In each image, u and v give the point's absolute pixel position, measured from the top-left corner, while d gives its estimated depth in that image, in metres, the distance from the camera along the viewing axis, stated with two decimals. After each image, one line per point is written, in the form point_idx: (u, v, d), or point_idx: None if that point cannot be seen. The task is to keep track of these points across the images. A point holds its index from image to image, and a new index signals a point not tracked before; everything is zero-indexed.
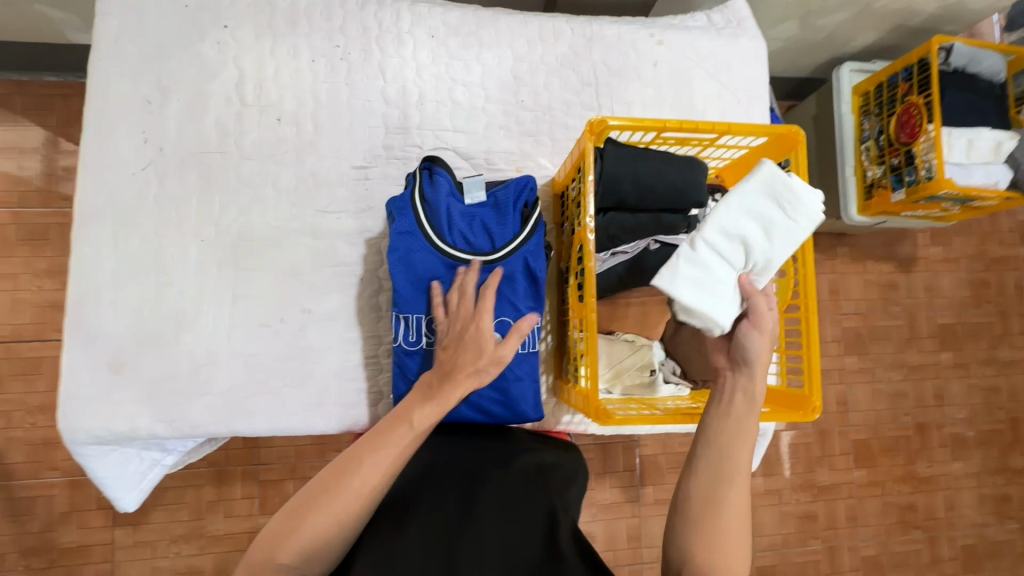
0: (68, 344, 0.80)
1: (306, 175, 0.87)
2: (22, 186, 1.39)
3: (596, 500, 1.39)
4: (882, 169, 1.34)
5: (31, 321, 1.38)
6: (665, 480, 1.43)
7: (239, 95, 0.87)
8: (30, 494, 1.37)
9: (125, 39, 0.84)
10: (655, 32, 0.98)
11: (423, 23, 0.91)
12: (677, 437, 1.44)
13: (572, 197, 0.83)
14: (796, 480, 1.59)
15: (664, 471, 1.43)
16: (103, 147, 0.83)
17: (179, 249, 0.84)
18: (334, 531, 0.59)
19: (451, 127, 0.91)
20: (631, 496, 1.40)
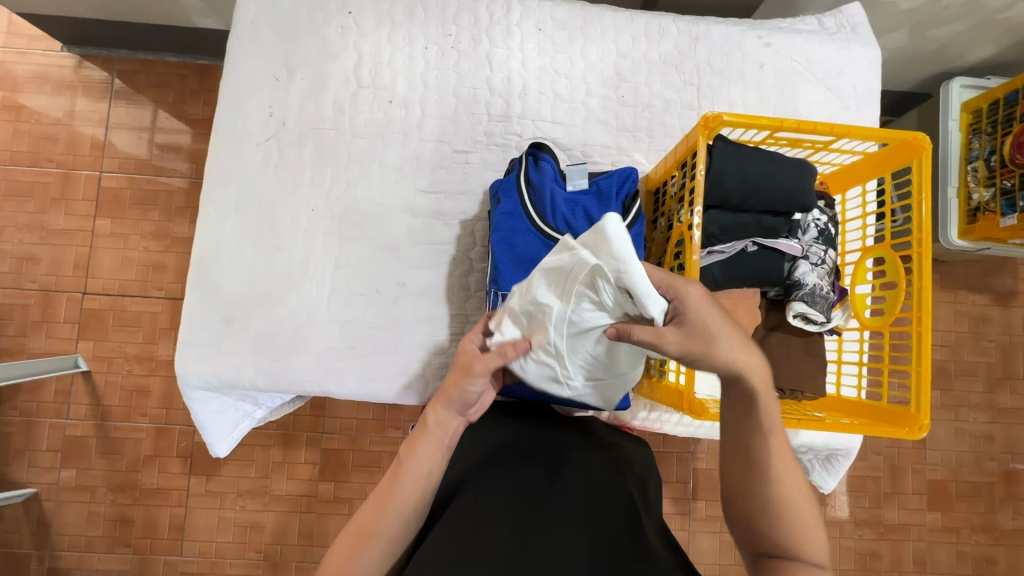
0: (190, 294, 0.88)
1: (410, 156, 0.92)
2: (138, 155, 1.54)
3: None
4: (991, 192, 1.25)
5: (135, 278, 1.52)
6: None
7: (356, 77, 0.92)
8: (121, 435, 1.50)
9: (260, 20, 0.92)
10: (762, 33, 0.96)
11: (531, 16, 0.94)
12: None
13: (671, 193, 0.83)
14: (860, 515, 1.50)
15: None
16: (235, 118, 0.90)
17: (292, 217, 0.90)
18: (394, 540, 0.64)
19: (551, 118, 0.93)
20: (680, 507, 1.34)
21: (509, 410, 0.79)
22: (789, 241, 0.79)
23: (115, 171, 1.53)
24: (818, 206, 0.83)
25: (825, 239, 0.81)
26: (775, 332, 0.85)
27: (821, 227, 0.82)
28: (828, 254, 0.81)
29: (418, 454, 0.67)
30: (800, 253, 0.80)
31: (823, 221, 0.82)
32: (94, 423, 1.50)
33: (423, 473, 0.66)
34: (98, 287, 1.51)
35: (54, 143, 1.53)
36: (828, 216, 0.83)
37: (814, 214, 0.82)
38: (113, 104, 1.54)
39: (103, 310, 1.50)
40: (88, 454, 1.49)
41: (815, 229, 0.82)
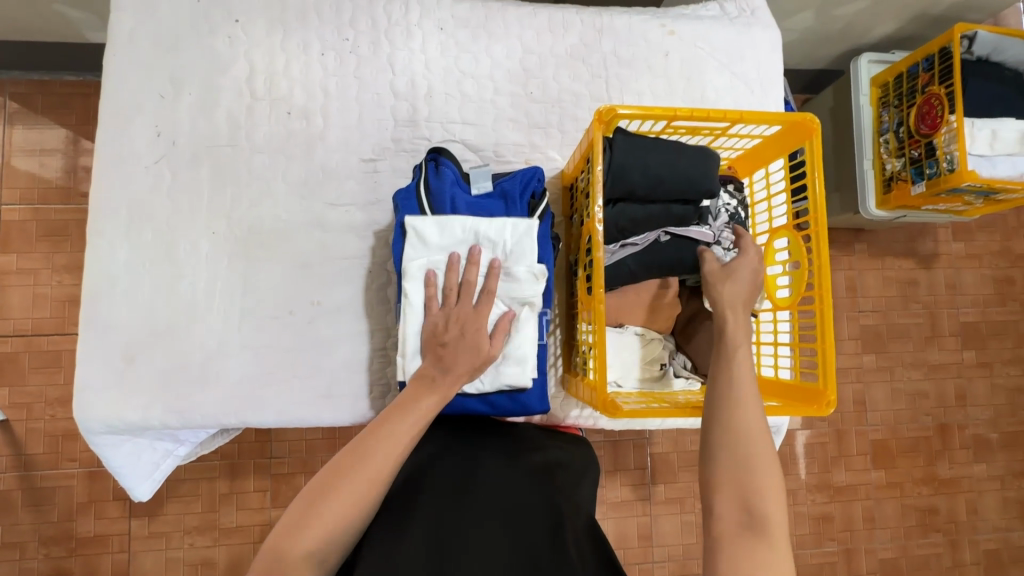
0: (82, 333, 0.81)
1: (316, 168, 0.88)
2: (43, 183, 1.43)
3: (606, 497, 1.34)
4: (902, 162, 1.29)
5: (51, 315, 1.42)
6: None
7: (249, 88, 0.87)
8: (49, 484, 1.40)
9: (138, 33, 0.85)
10: (665, 21, 0.96)
11: (432, 16, 0.91)
12: None
13: (580, 189, 0.82)
14: (812, 481, 1.55)
15: (677, 470, 1.36)
16: (119, 141, 0.84)
17: (191, 241, 0.84)
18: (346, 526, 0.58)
19: (459, 119, 0.91)
20: (639, 495, 1.35)
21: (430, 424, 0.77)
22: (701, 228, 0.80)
23: (15, 203, 1.42)
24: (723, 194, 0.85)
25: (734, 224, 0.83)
26: (699, 316, 0.84)
27: (730, 214, 0.83)
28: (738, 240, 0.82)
29: (399, 424, 0.63)
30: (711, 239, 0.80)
31: (731, 208, 0.84)
32: (17, 475, 1.39)
33: (369, 485, 0.59)
34: (9, 329, 1.40)
35: None
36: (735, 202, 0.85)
37: (724, 199, 0.83)
38: (9, 129, 1.43)
39: (16, 353, 1.40)
40: (14, 508, 1.39)
41: (724, 216, 0.83)
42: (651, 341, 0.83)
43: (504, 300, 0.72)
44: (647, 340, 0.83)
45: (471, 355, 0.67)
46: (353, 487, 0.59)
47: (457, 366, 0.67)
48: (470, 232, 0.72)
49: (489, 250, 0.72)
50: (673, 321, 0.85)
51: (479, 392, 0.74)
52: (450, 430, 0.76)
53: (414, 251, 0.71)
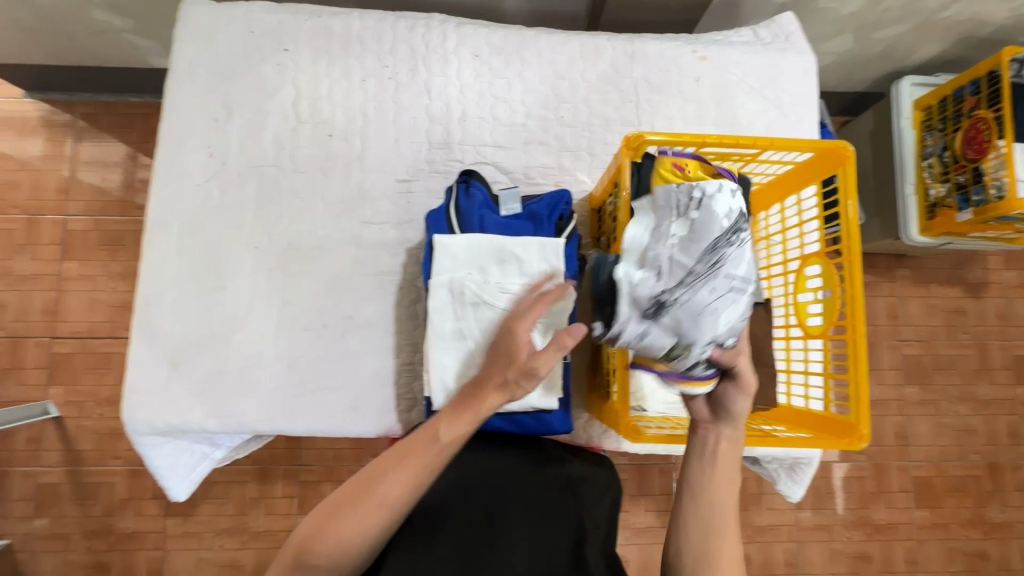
0: (134, 339, 0.87)
1: (353, 187, 0.92)
2: (105, 195, 1.61)
3: (629, 523, 1.32)
4: (947, 187, 1.24)
5: (104, 320, 1.58)
6: None
7: (295, 113, 0.92)
8: (95, 480, 1.53)
9: (196, 63, 0.92)
10: (697, 47, 0.97)
11: (468, 44, 0.95)
12: None
13: (608, 212, 0.83)
14: (848, 517, 1.48)
15: None
16: (174, 161, 0.90)
17: (235, 255, 0.89)
18: (364, 538, 0.61)
19: (492, 142, 0.94)
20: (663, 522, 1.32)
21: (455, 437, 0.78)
22: (676, 314, 0.60)
23: (80, 214, 1.59)
24: (717, 235, 0.61)
25: (738, 296, 0.61)
26: None
27: (733, 282, 0.61)
28: (739, 316, 0.62)
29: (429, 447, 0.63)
30: (694, 328, 0.61)
31: (734, 271, 0.61)
32: (67, 470, 1.53)
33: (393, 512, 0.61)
34: (67, 331, 1.56)
35: (18, 190, 1.58)
36: (739, 256, 0.61)
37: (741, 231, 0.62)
38: (77, 145, 1.61)
39: (73, 354, 1.56)
40: (63, 501, 1.52)
41: (727, 285, 0.60)
42: None
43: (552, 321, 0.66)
44: None
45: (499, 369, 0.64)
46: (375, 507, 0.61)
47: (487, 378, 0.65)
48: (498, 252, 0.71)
49: (516, 269, 0.70)
50: None
51: (506, 410, 0.78)
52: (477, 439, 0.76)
53: (442, 268, 0.71)
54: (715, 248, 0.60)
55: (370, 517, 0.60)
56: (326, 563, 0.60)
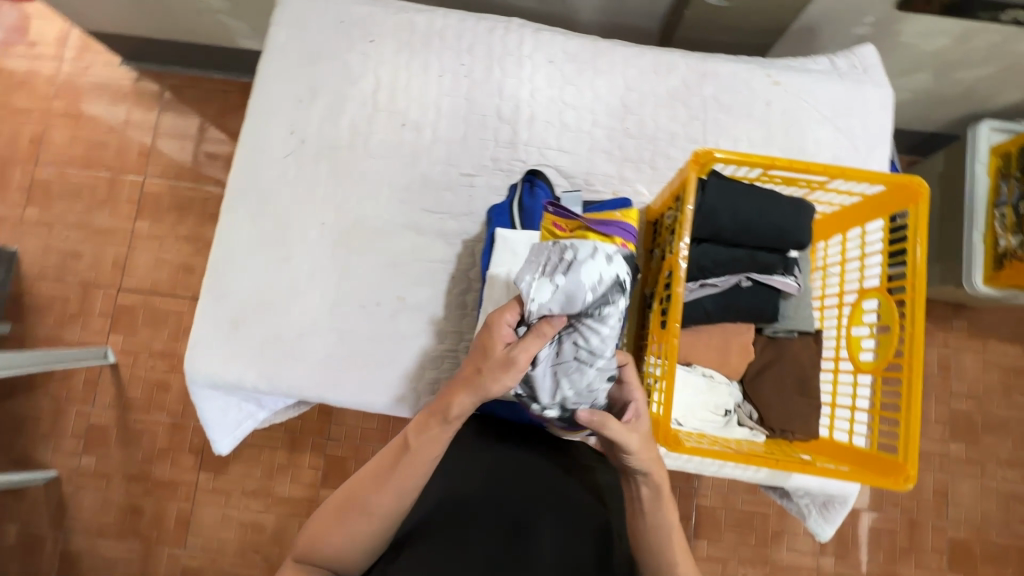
0: (204, 296, 0.93)
1: (419, 176, 0.95)
2: (181, 162, 1.77)
3: None
4: (1019, 239, 1.18)
5: (167, 278, 1.72)
6: (721, 538, 1.40)
7: (373, 101, 0.97)
8: (140, 427, 1.65)
9: (288, 47, 0.98)
10: (771, 71, 0.97)
11: (543, 50, 0.99)
12: (743, 496, 1.41)
13: (666, 225, 0.83)
14: (874, 570, 1.42)
15: (722, 527, 1.40)
16: (259, 135, 0.96)
17: (303, 229, 0.94)
18: (354, 541, 0.66)
19: (556, 146, 0.97)
20: None
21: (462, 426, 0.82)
22: (540, 373, 0.68)
23: (158, 177, 1.76)
24: (584, 306, 0.66)
25: (585, 367, 0.68)
26: (768, 369, 0.84)
27: (581, 351, 0.68)
28: (586, 383, 0.68)
29: (407, 453, 0.68)
30: (542, 390, 0.69)
31: (583, 344, 0.68)
32: (117, 414, 1.66)
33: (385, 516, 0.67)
34: (134, 285, 1.71)
35: (106, 149, 1.78)
36: (592, 328, 0.67)
37: (619, 303, 0.68)
38: (161, 115, 1.78)
39: (135, 307, 1.69)
40: (111, 442, 1.65)
41: (574, 353, 0.68)
42: (719, 385, 0.83)
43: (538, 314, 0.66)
44: (716, 384, 0.83)
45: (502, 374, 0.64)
46: (359, 511, 0.66)
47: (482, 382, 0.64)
48: None
49: None
50: (745, 368, 0.84)
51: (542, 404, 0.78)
52: (490, 434, 0.79)
53: (502, 261, 0.74)
54: (570, 318, 0.67)
55: (358, 521, 0.67)
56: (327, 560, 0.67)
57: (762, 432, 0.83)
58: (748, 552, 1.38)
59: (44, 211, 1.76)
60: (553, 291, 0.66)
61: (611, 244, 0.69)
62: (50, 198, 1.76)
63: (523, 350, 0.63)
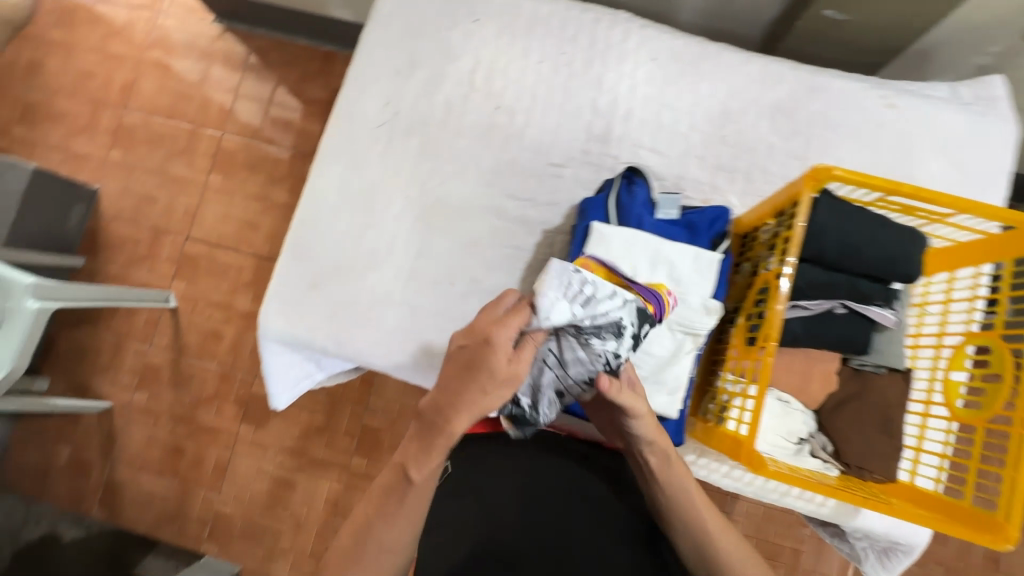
0: (285, 253, 0.95)
1: (507, 160, 0.95)
2: (259, 122, 1.82)
3: None
4: None
5: (232, 233, 1.77)
6: None
7: (471, 80, 0.97)
8: (191, 371, 1.71)
9: (393, 17, 0.98)
10: (887, 93, 0.92)
11: (647, 46, 0.96)
12: (773, 525, 1.32)
13: (760, 240, 0.80)
14: None
15: None
16: (355, 102, 0.97)
17: (387, 200, 0.95)
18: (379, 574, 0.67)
19: (649, 146, 0.94)
20: None
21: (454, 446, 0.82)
22: None
23: (235, 134, 1.81)
24: (577, 323, 0.61)
25: (546, 374, 0.63)
26: (850, 402, 0.80)
27: (549, 360, 0.62)
28: (530, 390, 0.63)
29: (409, 485, 0.66)
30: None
31: (556, 353, 0.62)
32: (172, 356, 1.73)
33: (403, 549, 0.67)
34: (201, 235, 1.77)
35: (189, 102, 1.84)
36: (573, 345, 0.61)
37: (610, 342, 0.62)
38: (244, 78, 1.84)
39: (201, 256, 1.76)
40: (163, 382, 1.72)
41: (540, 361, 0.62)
42: (794, 412, 0.80)
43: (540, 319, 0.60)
44: (791, 410, 0.80)
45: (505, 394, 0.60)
46: (374, 545, 0.66)
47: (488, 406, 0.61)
48: (652, 251, 0.70)
49: (665, 272, 0.70)
50: (825, 397, 0.81)
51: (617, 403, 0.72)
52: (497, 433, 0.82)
53: (592, 257, 0.71)
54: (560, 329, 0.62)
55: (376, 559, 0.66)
56: None
57: (836, 466, 0.79)
58: None
59: (127, 154, 1.84)
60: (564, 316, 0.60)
61: (631, 292, 0.65)
62: (134, 143, 1.84)
63: (521, 363, 0.59)
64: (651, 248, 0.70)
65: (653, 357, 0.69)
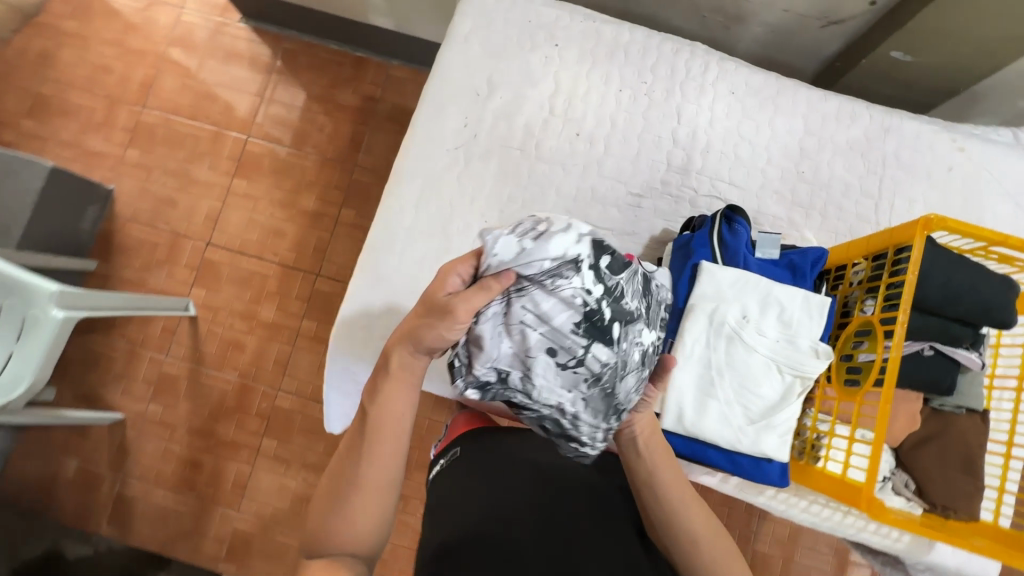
0: (356, 275, 0.92)
1: (587, 188, 0.95)
2: (288, 120, 1.71)
3: None
4: None
5: (256, 240, 1.65)
6: None
7: (551, 105, 0.96)
8: (211, 383, 1.58)
9: (472, 37, 0.96)
10: (957, 137, 0.95)
11: (726, 79, 0.97)
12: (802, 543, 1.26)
13: (851, 280, 0.81)
14: None
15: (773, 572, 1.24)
16: (432, 121, 0.95)
17: (465, 223, 0.93)
18: (365, 518, 0.63)
19: (727, 179, 0.95)
20: None
21: (463, 437, 0.81)
22: (478, 334, 0.63)
23: (260, 138, 1.70)
24: (539, 268, 0.62)
25: (528, 332, 0.62)
26: (932, 441, 0.82)
27: (528, 316, 0.62)
28: (516, 352, 0.63)
29: (386, 407, 0.66)
30: (484, 352, 0.63)
31: (531, 308, 0.62)
32: (189, 366, 1.59)
33: (381, 486, 0.64)
34: (222, 242, 1.65)
35: (213, 102, 1.72)
36: (543, 295, 0.62)
37: (576, 280, 0.62)
38: (272, 86, 1.73)
39: (222, 263, 1.63)
40: (178, 394, 1.57)
41: (516, 319, 0.62)
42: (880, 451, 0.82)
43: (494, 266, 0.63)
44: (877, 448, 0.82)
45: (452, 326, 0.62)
46: (356, 484, 0.64)
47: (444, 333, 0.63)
48: (761, 294, 0.71)
49: (775, 315, 0.71)
50: (906, 436, 0.83)
51: (728, 447, 0.71)
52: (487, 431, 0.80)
53: (704, 296, 0.72)
54: (522, 279, 0.62)
55: (362, 498, 0.63)
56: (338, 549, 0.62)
57: (920, 504, 0.80)
58: None
59: (144, 154, 1.69)
60: (514, 249, 0.63)
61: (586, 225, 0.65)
62: (153, 142, 1.70)
63: (461, 300, 0.61)
64: (761, 291, 0.71)
65: (762, 398, 0.70)
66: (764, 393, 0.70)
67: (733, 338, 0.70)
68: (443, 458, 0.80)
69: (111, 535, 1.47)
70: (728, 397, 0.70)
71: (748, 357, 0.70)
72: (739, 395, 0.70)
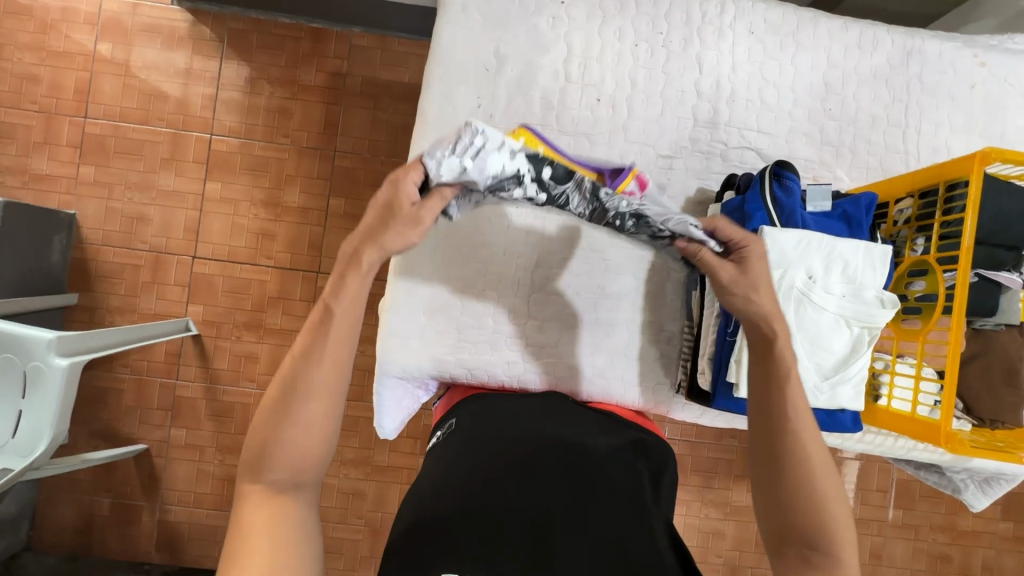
0: (392, 283, 0.88)
1: (616, 157, 0.90)
2: (251, 100, 1.39)
3: (732, 499, 1.28)
4: None
5: (246, 245, 1.40)
6: None
7: (566, 72, 0.89)
8: (230, 400, 1.40)
9: (471, 6, 0.87)
10: (978, 52, 0.93)
11: (744, 18, 0.91)
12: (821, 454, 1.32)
13: (897, 220, 0.82)
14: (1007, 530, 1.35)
15: None
16: (444, 108, 0.88)
17: (495, 212, 0.89)
18: (310, 436, 0.62)
19: (756, 127, 0.92)
20: None
21: (462, 406, 0.79)
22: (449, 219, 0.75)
23: (226, 135, 1.39)
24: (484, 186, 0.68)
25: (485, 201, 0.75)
26: (974, 361, 0.85)
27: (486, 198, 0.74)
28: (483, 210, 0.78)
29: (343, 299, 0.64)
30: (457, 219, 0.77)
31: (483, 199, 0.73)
32: (203, 386, 1.40)
33: (331, 395, 0.63)
34: (208, 252, 1.39)
35: (163, 100, 1.38)
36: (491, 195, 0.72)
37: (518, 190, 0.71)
38: (218, 65, 1.39)
39: (213, 275, 1.39)
40: (199, 417, 1.40)
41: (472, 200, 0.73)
42: None
43: (442, 175, 0.65)
44: None
45: (390, 233, 0.64)
46: (309, 394, 0.62)
47: (383, 243, 0.65)
48: (824, 250, 0.72)
49: (839, 270, 0.72)
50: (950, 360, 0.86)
51: (806, 406, 0.72)
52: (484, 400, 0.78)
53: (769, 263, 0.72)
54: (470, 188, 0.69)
55: (312, 413, 0.62)
56: (280, 468, 0.60)
57: (969, 421, 0.85)
58: (895, 516, 1.32)
59: (101, 171, 1.38)
60: (459, 167, 0.65)
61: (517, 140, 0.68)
62: (107, 157, 1.38)
63: (428, 211, 0.65)
64: (824, 248, 0.72)
65: (834, 353, 0.72)
66: (833, 347, 0.72)
67: (803, 300, 0.71)
68: (440, 430, 0.78)
69: (163, 561, 1.40)
70: (803, 359, 0.71)
71: (816, 316, 0.71)
72: (811, 355, 0.72)
